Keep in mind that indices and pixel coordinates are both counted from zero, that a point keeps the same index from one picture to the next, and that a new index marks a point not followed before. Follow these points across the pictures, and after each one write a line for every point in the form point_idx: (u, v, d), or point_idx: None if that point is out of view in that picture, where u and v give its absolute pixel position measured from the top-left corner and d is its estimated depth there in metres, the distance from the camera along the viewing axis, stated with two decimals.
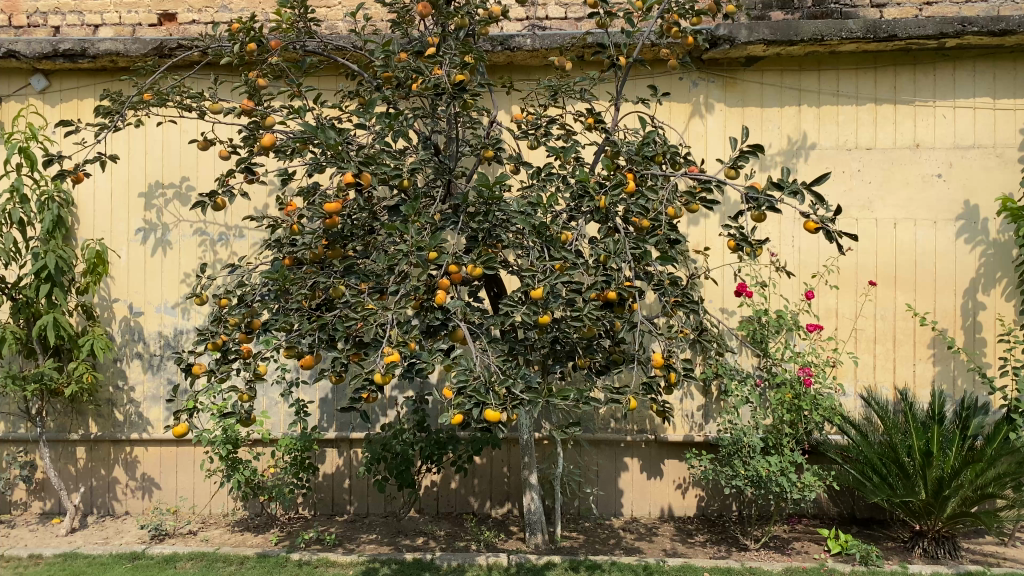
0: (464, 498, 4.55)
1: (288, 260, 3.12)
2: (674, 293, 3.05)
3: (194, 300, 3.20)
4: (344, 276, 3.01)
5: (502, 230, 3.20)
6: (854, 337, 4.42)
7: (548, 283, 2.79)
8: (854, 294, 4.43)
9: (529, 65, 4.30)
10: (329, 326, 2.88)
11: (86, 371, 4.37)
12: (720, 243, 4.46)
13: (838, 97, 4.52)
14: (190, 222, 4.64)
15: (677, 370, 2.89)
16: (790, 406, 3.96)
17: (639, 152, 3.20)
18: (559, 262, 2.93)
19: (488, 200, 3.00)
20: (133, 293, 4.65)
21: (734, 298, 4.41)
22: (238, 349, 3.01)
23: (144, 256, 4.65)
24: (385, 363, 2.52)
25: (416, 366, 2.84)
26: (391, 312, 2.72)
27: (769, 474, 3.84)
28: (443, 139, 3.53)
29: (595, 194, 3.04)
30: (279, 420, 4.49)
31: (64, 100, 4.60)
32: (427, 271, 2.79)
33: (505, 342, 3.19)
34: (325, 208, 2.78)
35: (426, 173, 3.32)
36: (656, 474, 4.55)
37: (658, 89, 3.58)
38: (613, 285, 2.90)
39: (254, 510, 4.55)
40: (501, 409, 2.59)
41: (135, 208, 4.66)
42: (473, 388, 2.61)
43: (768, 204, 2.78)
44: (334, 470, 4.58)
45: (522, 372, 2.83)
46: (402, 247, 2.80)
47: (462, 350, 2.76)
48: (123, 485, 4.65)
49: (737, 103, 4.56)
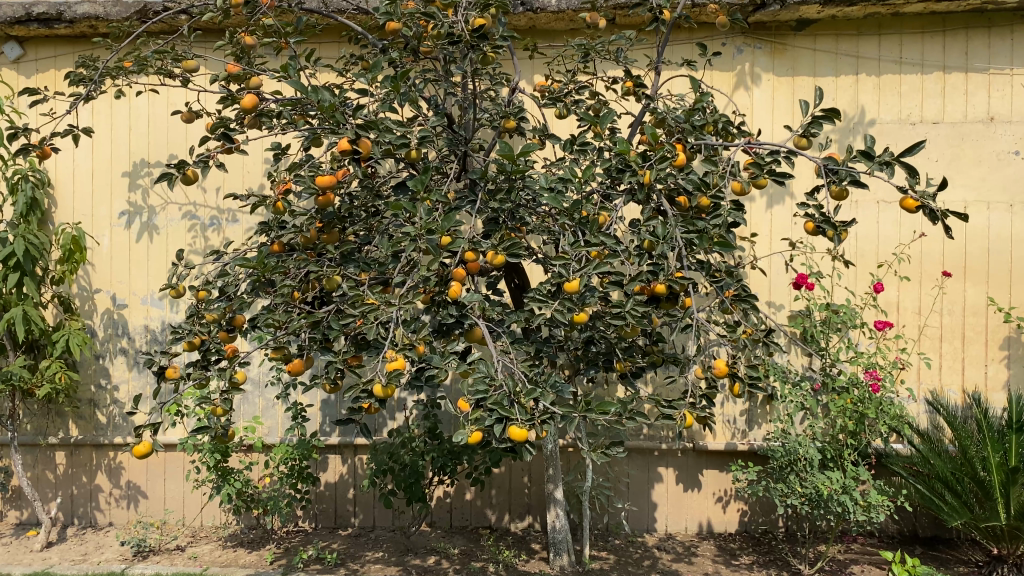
0: (480, 511, 4.11)
1: (275, 246, 2.65)
2: (733, 284, 2.57)
3: (169, 293, 2.75)
4: (341, 265, 2.55)
5: (526, 211, 2.73)
6: (917, 335, 3.91)
7: (584, 275, 2.26)
8: (918, 286, 3.92)
9: (552, 28, 3.84)
10: (323, 324, 2.43)
11: (59, 370, 3.92)
12: (765, 230, 3.97)
13: (900, 65, 4.02)
14: (179, 205, 4.20)
15: (739, 379, 2.42)
16: (851, 413, 3.48)
17: (689, 119, 2.71)
18: (596, 249, 2.42)
19: (510, 174, 2.50)
20: (116, 282, 4.22)
21: (783, 291, 3.93)
22: (219, 349, 2.57)
23: (128, 242, 4.22)
24: (389, 372, 2.04)
25: (427, 371, 2.41)
26: (395, 308, 2.23)
27: (830, 493, 3.34)
28: (458, 107, 3.05)
29: (638, 168, 2.55)
30: (276, 424, 4.04)
31: (40, 70, 4.16)
32: (440, 260, 2.33)
33: (531, 343, 2.72)
34: (317, 183, 2.30)
35: (439, 145, 2.86)
36: (693, 486, 4.09)
37: (707, 48, 3.07)
38: (660, 276, 2.39)
39: (248, 523, 4.12)
40: (529, 426, 2.13)
41: (118, 189, 4.22)
42: (494, 400, 2.14)
43: (851, 178, 2.31)
44: (337, 479, 4.15)
45: (553, 381, 2.37)
46: (409, 230, 2.33)
47: (482, 353, 2.30)
48: (106, 494, 4.24)
49: (787, 71, 4.06)
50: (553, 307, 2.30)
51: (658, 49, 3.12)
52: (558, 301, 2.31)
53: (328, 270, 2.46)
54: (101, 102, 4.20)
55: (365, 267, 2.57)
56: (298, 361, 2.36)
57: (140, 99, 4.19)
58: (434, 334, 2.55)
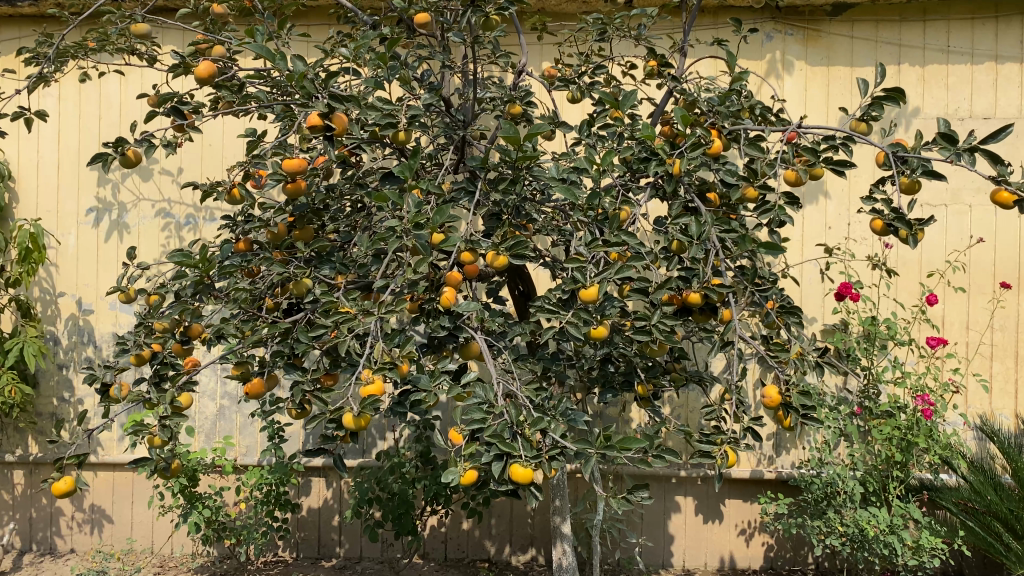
0: (479, 542, 3.71)
1: (241, 244, 2.27)
2: (776, 293, 2.17)
3: (119, 296, 2.36)
4: (314, 265, 2.17)
5: (533, 207, 2.35)
6: (967, 353, 3.49)
7: (604, 282, 1.83)
8: (969, 298, 3.50)
9: (563, 9, 3.47)
10: (291, 336, 2.04)
11: (11, 382, 3.53)
12: (796, 235, 3.58)
13: (947, 54, 3.64)
14: (152, 202, 3.82)
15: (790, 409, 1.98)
16: (897, 442, 3.09)
17: (725, 102, 2.32)
18: (616, 251, 2.02)
19: (514, 161, 2.11)
20: (82, 285, 3.84)
21: (818, 303, 3.53)
22: (173, 364, 2.18)
23: (97, 242, 3.84)
24: (363, 399, 1.63)
25: (413, 395, 2.02)
26: (375, 319, 1.83)
27: (876, 534, 2.92)
28: (457, 89, 2.68)
29: (666, 157, 2.16)
30: (254, 444, 3.66)
31: (3, 53, 3.78)
32: (430, 262, 1.94)
33: (537, 361, 2.33)
34: (283, 166, 1.89)
35: (433, 130, 2.48)
36: (714, 517, 3.69)
37: (741, 24, 2.68)
38: (693, 284, 2.01)
39: (221, 553, 3.72)
40: (535, 466, 1.73)
41: (87, 184, 3.85)
42: (492, 433, 1.74)
43: (924, 167, 1.91)
44: (321, 504, 3.75)
45: (564, 409, 1.97)
46: (394, 225, 1.94)
47: (478, 373, 1.91)
48: (68, 518, 3.86)
49: (821, 60, 3.68)
50: (564, 318, 1.87)
51: (684, 27, 2.73)
52: (569, 312, 1.88)
53: (297, 271, 2.07)
54: (69, 88, 3.82)
55: (342, 270, 2.18)
56: (257, 381, 1.98)
57: (111, 84, 3.81)
58: (423, 350, 2.16)
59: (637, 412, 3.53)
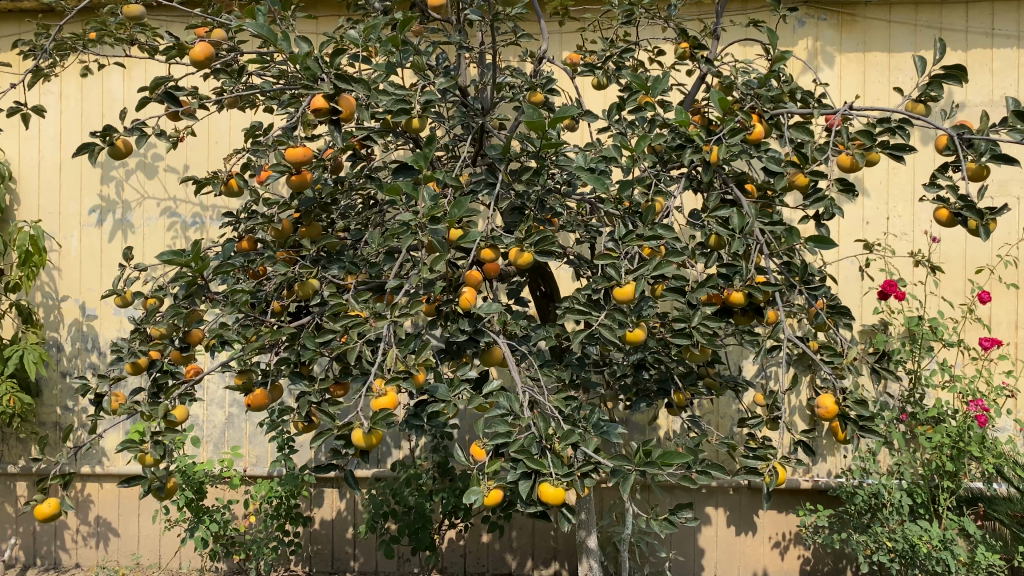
0: (500, 556, 3.54)
1: (243, 243, 2.11)
2: (826, 291, 1.97)
3: (115, 300, 2.20)
4: (321, 264, 2.00)
5: (557, 199, 2.18)
6: (1018, 354, 3.28)
7: (641, 279, 1.63)
8: (1019, 295, 3.29)
9: None
10: (298, 342, 1.87)
11: (10, 390, 3.39)
12: (833, 230, 3.38)
13: (992, 38, 3.43)
14: (156, 201, 3.68)
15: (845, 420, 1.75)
16: (947, 450, 2.88)
17: (765, 84, 2.14)
18: (651, 245, 1.84)
19: (537, 149, 1.93)
20: (86, 289, 3.70)
21: (857, 303, 3.33)
22: (170, 373, 2.02)
23: (100, 244, 3.70)
24: (375, 412, 1.45)
25: (431, 406, 1.84)
26: (387, 323, 1.66)
27: (927, 550, 2.70)
28: (474, 77, 2.51)
29: (703, 144, 1.98)
30: (264, 453, 3.50)
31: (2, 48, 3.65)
32: (447, 260, 1.76)
33: (564, 367, 2.16)
34: (285, 156, 1.72)
35: (450, 120, 2.31)
36: (747, 529, 3.50)
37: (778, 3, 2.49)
38: (736, 282, 1.83)
39: (230, 568, 3.55)
40: (566, 485, 1.55)
41: (89, 184, 3.70)
42: (518, 448, 1.56)
43: (995, 150, 1.72)
44: (334, 516, 3.59)
45: (596, 420, 1.79)
46: (407, 219, 1.76)
47: (500, 382, 1.74)
48: (72, 531, 3.71)
49: (857, 46, 3.49)
50: (598, 320, 1.68)
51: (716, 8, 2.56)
52: (602, 312, 1.69)
53: (302, 271, 1.90)
54: (70, 83, 3.68)
55: (351, 270, 2.02)
56: (260, 392, 1.81)
57: (114, 80, 3.67)
58: (440, 356, 1.99)
59: (666, 420, 3.36)
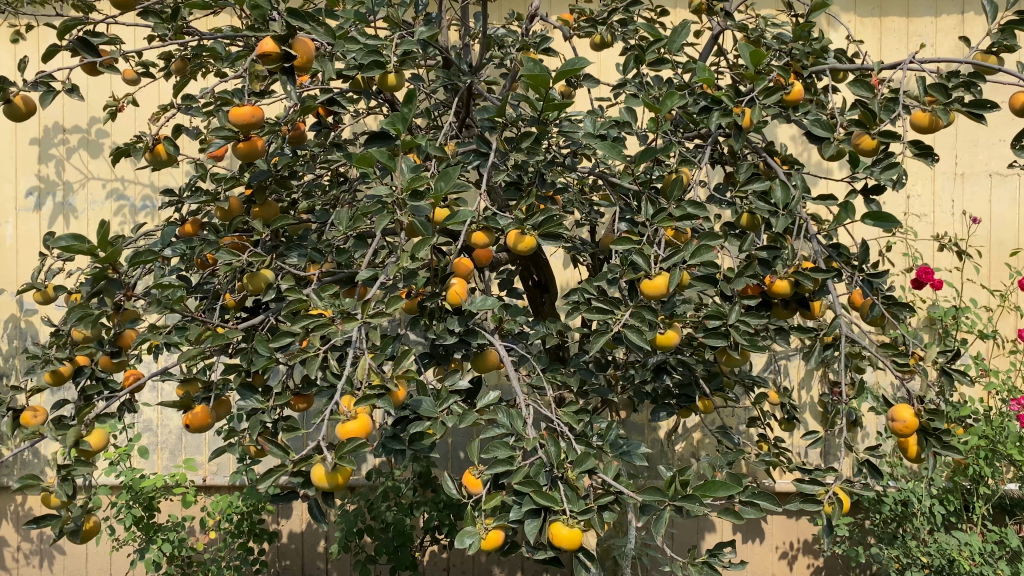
0: (487, 569, 3.23)
1: (186, 226, 1.75)
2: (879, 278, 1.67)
3: (35, 297, 1.85)
4: (278, 251, 1.66)
5: (558, 173, 1.86)
6: None
7: (673, 269, 1.33)
8: None
9: None
10: (249, 346, 1.54)
11: None
12: None
13: None
14: (102, 181, 3.31)
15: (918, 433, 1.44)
16: (984, 452, 2.59)
17: (801, 38, 1.82)
18: (678, 226, 1.51)
19: (537, 111, 1.61)
20: (24, 280, 3.32)
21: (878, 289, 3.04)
22: (96, 384, 1.67)
23: (39, 229, 3.32)
24: (345, 441, 1.11)
25: (412, 423, 1.51)
26: (358, 323, 1.32)
27: (967, 566, 2.42)
28: (456, 33, 2.17)
29: (734, 106, 1.67)
30: (225, 461, 3.17)
31: None
32: (431, 247, 1.43)
33: (569, 370, 1.84)
34: (229, 116, 1.38)
35: (430, 82, 1.97)
36: (754, 537, 3.22)
37: None
38: (780, 269, 1.51)
39: None
40: (584, 523, 1.22)
41: (25, 162, 3.32)
42: (523, 478, 1.23)
43: None
44: (305, 528, 3.27)
45: (614, 438, 1.47)
46: (380, 196, 1.42)
47: (499, 393, 1.41)
48: (13, 549, 3.35)
49: (873, 10, 3.19)
50: (621, 319, 1.35)
51: None
52: (627, 309, 1.37)
53: (255, 260, 1.57)
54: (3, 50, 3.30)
55: (314, 257, 1.69)
56: (201, 411, 1.45)
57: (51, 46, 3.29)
58: (423, 360, 1.67)
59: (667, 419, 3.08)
